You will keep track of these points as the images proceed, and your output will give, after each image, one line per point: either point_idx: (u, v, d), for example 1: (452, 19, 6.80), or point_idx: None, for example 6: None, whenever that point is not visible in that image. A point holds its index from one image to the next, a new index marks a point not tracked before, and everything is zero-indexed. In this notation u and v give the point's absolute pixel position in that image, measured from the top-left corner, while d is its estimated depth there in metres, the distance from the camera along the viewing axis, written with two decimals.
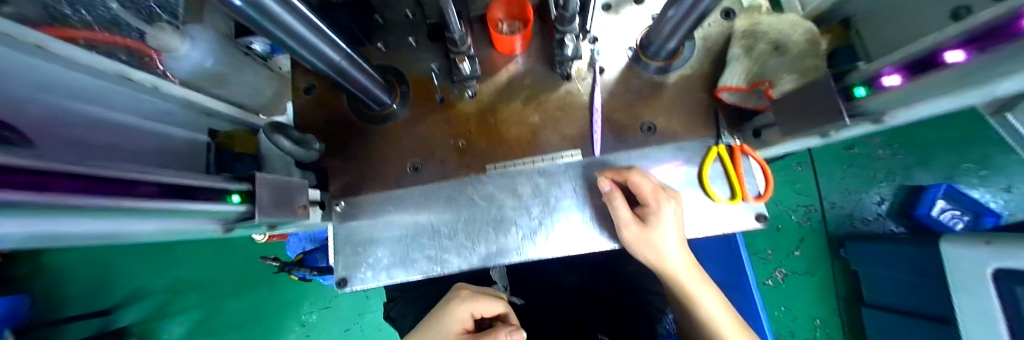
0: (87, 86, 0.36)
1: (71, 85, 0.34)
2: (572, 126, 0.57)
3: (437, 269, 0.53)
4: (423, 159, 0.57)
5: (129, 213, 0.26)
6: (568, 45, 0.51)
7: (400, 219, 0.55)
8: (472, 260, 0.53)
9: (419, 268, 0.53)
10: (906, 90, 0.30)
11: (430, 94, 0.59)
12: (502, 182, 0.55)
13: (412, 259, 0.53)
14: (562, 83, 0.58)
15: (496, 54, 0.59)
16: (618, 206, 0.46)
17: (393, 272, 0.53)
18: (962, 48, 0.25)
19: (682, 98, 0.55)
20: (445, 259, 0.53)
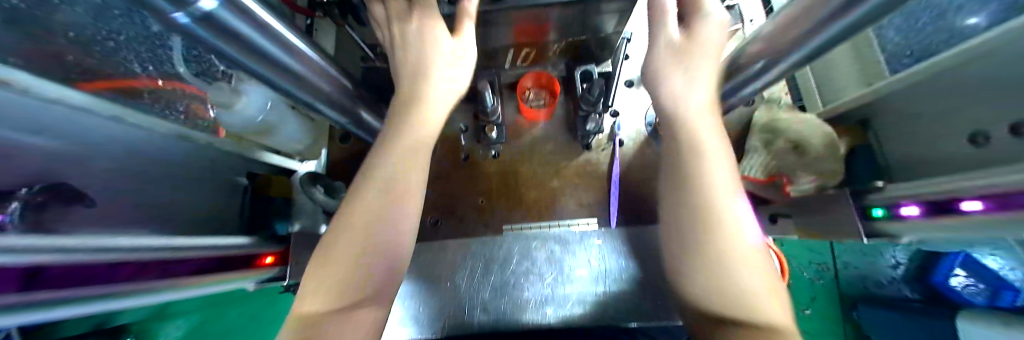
0: (135, 141, 0.39)
1: (117, 140, 0.37)
2: (590, 194, 0.59)
3: (468, 317, 0.51)
4: (444, 214, 0.60)
5: (155, 293, 0.27)
6: (591, 122, 0.55)
7: (433, 264, 0.55)
8: (500, 313, 0.51)
9: (450, 314, 0.52)
10: (930, 224, 0.32)
11: (457, 152, 0.62)
12: (519, 245, 0.55)
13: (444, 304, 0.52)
14: (583, 151, 0.61)
15: (522, 118, 0.63)
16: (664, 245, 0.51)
17: (422, 319, 0.52)
18: (981, 204, 0.27)
19: None
20: (476, 308, 0.52)
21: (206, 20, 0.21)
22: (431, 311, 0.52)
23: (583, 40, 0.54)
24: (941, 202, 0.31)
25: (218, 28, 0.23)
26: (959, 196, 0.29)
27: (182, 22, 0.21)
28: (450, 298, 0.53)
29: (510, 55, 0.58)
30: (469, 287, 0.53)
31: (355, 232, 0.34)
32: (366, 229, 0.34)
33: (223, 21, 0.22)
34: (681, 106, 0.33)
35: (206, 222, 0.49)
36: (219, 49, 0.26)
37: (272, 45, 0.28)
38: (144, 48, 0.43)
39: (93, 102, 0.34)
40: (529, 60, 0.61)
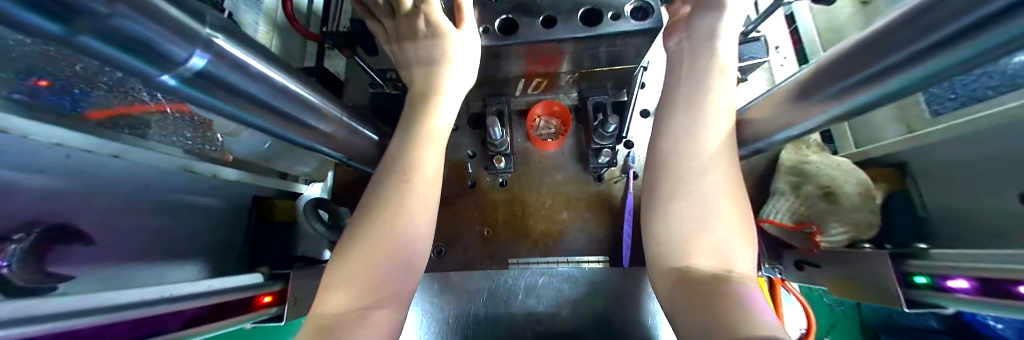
0: (144, 173, 0.39)
1: (125, 174, 0.37)
2: (601, 228, 0.57)
3: None
4: (448, 243, 0.58)
5: None
6: (603, 155, 0.54)
7: (433, 290, 0.54)
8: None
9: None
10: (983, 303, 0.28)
11: (464, 178, 0.61)
12: (523, 279, 0.53)
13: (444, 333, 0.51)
14: (594, 183, 0.58)
15: (532, 146, 0.61)
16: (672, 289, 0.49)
17: None
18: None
19: None
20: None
21: (196, 75, 0.22)
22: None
23: (598, 70, 0.52)
24: (994, 279, 0.28)
25: (212, 85, 0.23)
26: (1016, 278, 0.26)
27: (171, 84, 0.22)
28: (449, 327, 0.52)
29: (522, 84, 0.57)
30: (469, 317, 0.52)
31: (369, 244, 0.36)
32: (393, 241, 0.37)
33: (219, 76, 0.23)
34: (686, 142, 0.37)
35: (209, 247, 0.48)
36: (220, 110, 0.27)
37: (273, 99, 0.28)
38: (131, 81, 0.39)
39: (97, 143, 0.33)
40: (542, 88, 0.59)
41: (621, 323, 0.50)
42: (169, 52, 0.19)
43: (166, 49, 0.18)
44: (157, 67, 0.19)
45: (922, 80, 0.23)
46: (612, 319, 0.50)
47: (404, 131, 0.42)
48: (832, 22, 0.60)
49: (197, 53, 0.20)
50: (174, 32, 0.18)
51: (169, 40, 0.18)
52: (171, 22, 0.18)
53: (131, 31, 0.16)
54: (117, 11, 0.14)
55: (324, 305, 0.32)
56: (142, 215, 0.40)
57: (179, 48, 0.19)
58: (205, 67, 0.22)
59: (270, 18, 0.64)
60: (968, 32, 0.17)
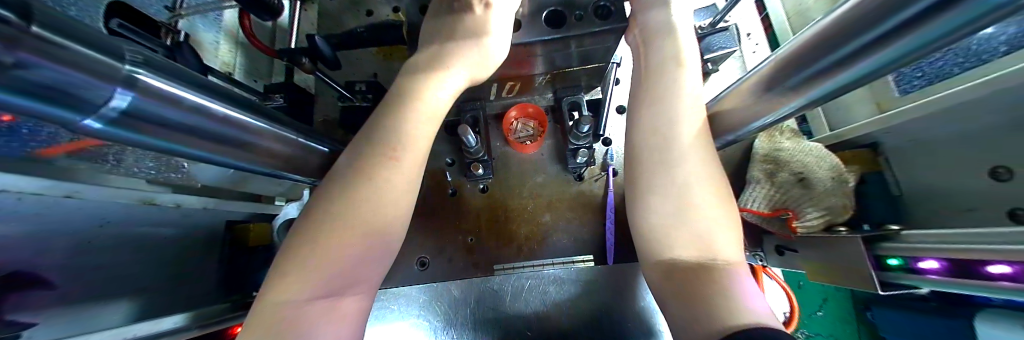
0: (113, 210, 0.38)
1: (90, 212, 0.36)
2: (585, 228, 0.56)
3: None
4: (430, 254, 0.57)
5: None
6: (581, 154, 0.53)
7: (420, 299, 0.53)
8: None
9: None
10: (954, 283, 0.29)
11: (443, 187, 0.60)
12: (510, 282, 0.53)
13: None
14: (575, 183, 0.58)
15: (511, 149, 0.60)
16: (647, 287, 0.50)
17: None
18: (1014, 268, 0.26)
19: None
20: None
21: (122, 114, 0.21)
22: None
23: (571, 70, 0.52)
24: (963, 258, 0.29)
25: (142, 123, 0.22)
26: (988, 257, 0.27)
27: (96, 127, 0.21)
28: (437, 334, 0.51)
29: (495, 88, 0.56)
30: (455, 322, 0.52)
31: (341, 233, 0.31)
32: (372, 227, 0.33)
33: (149, 112, 0.22)
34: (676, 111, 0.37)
35: (184, 277, 0.47)
36: (149, 144, 0.25)
37: (215, 130, 0.27)
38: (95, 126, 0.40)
39: (49, 185, 0.32)
40: (515, 91, 0.58)
41: (606, 322, 0.50)
42: (91, 94, 0.18)
43: (87, 92, 0.17)
44: (78, 111, 0.18)
45: (874, 71, 0.23)
46: (598, 319, 0.50)
47: (387, 109, 0.38)
48: (799, 7, 0.60)
49: (119, 91, 0.19)
50: (94, 76, 0.17)
51: (88, 84, 0.17)
52: (89, 64, 0.16)
53: (41, 76, 0.15)
54: (22, 59, 0.13)
55: (283, 296, 0.28)
56: (105, 252, 0.38)
57: (101, 89, 0.18)
58: (131, 104, 0.20)
59: (231, 35, 0.62)
60: (914, 22, 0.17)
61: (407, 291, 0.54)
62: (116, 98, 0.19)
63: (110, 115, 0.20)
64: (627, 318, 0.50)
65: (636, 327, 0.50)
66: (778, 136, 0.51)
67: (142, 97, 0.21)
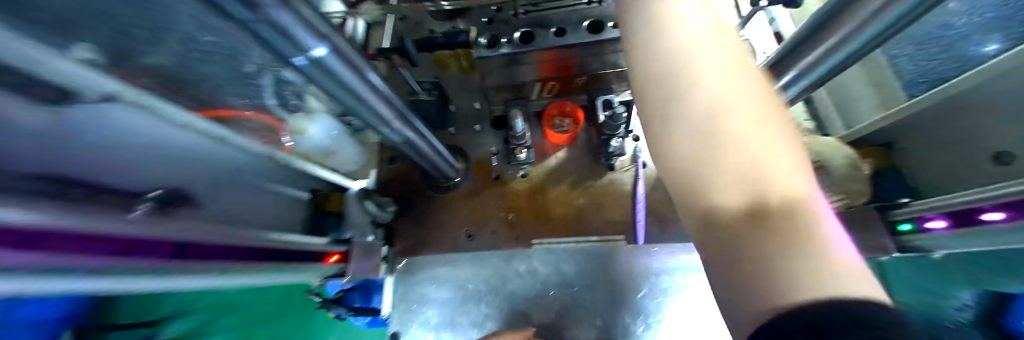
0: (221, 157, 0.48)
1: (206, 155, 0.45)
2: (617, 213, 0.62)
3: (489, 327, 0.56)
4: (476, 228, 0.65)
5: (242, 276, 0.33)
6: (614, 143, 0.60)
7: (455, 280, 0.61)
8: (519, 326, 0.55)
9: (465, 332, 0.57)
10: (958, 236, 0.32)
11: (488, 172, 0.69)
12: (548, 258, 0.59)
13: (462, 322, 0.58)
14: (607, 172, 0.65)
15: (547, 141, 0.69)
16: (675, 273, 0.55)
17: (442, 334, 0.57)
18: (1005, 216, 0.28)
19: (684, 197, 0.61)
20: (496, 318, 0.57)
21: (321, 61, 0.30)
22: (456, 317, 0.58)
23: (604, 73, 0.61)
24: (960, 212, 0.32)
25: (328, 70, 0.32)
26: (980, 206, 0.29)
27: (303, 65, 0.31)
28: (466, 315, 0.58)
29: (537, 87, 0.66)
30: (489, 299, 0.58)
31: None
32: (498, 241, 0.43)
33: (330, 64, 0.31)
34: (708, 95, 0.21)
35: (280, 225, 0.57)
36: (326, 86, 0.36)
37: (365, 93, 0.38)
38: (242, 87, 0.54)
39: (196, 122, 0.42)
40: (554, 91, 0.68)
41: (636, 306, 0.54)
42: (309, 41, 0.27)
43: (307, 39, 0.27)
44: (299, 49, 0.27)
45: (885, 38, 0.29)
46: (629, 301, 0.54)
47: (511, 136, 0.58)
48: None
49: (322, 43, 0.28)
50: (312, 27, 0.26)
51: (305, 32, 0.26)
52: (307, 19, 0.26)
53: (278, 17, 0.23)
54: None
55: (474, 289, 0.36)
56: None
57: (314, 39, 0.27)
58: (322, 56, 0.29)
59: None
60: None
61: (451, 263, 0.62)
62: (317, 48, 0.28)
63: (311, 59, 0.29)
64: (656, 305, 0.53)
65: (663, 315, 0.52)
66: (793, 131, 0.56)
67: (332, 51, 0.30)
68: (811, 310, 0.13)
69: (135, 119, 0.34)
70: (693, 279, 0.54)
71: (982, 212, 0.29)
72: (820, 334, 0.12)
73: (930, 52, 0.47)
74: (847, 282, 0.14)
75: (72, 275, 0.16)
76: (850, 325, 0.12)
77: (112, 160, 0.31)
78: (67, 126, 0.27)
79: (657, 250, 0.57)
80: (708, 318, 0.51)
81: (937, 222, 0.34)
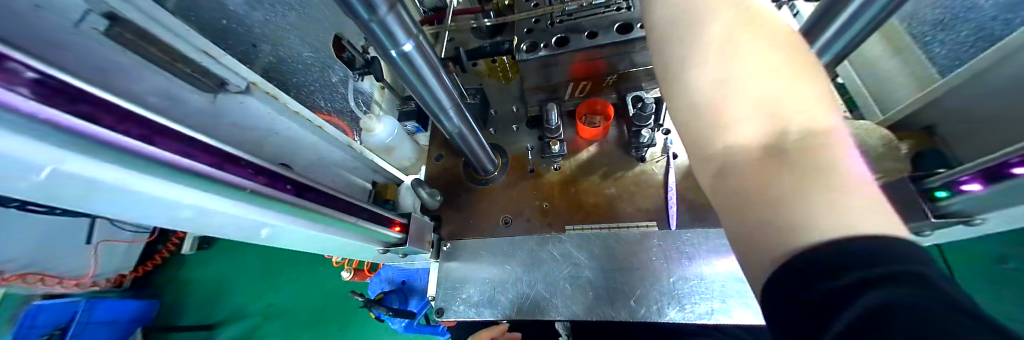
0: (307, 142, 0.60)
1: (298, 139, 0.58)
2: (648, 201, 0.65)
3: (524, 307, 0.59)
4: (513, 215, 0.71)
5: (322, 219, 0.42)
6: (644, 134, 0.65)
7: (490, 262, 0.65)
8: (553, 306, 0.58)
9: (502, 310, 0.60)
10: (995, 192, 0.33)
11: (524, 166, 0.76)
12: (579, 241, 0.62)
13: (498, 300, 0.61)
14: (637, 163, 0.69)
15: (578, 137, 0.76)
16: (711, 257, 0.54)
17: (480, 311, 0.61)
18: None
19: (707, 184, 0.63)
20: (529, 297, 0.60)
21: (406, 55, 0.41)
22: (492, 296, 0.62)
23: (634, 71, 0.68)
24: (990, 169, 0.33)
25: (409, 63, 0.42)
26: (1005, 161, 0.31)
27: (393, 58, 0.41)
28: (503, 294, 0.61)
29: (571, 88, 0.74)
30: (522, 279, 0.62)
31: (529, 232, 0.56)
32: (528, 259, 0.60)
33: (412, 58, 0.42)
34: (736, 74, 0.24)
35: None
36: (404, 79, 0.46)
37: (436, 86, 0.49)
38: (327, 91, 0.70)
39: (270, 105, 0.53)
40: (586, 90, 0.76)
41: (670, 289, 0.54)
42: (400, 38, 0.38)
43: (399, 36, 0.37)
44: (392, 42, 0.38)
45: None
46: (663, 284, 0.55)
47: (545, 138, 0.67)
48: None
49: (410, 41, 0.39)
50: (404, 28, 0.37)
51: (402, 33, 0.37)
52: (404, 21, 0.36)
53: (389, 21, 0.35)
54: None
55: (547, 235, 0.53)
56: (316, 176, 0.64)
57: (405, 38, 0.38)
58: (409, 50, 0.40)
59: None
60: None
61: (487, 245, 0.66)
62: (408, 44, 0.39)
63: (401, 52, 0.40)
64: (692, 288, 0.53)
65: (699, 298, 0.52)
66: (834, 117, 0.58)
67: (416, 46, 0.41)
68: (824, 251, 0.18)
69: (244, 109, 0.48)
70: (729, 263, 0.53)
71: (1010, 166, 0.31)
72: (834, 271, 0.17)
73: (961, 36, 0.49)
74: (866, 223, 0.18)
75: (194, 181, 0.26)
76: (864, 262, 0.17)
77: (218, 131, 0.44)
78: (201, 106, 0.41)
79: (691, 235, 0.57)
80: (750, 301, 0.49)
81: (971, 184, 0.35)
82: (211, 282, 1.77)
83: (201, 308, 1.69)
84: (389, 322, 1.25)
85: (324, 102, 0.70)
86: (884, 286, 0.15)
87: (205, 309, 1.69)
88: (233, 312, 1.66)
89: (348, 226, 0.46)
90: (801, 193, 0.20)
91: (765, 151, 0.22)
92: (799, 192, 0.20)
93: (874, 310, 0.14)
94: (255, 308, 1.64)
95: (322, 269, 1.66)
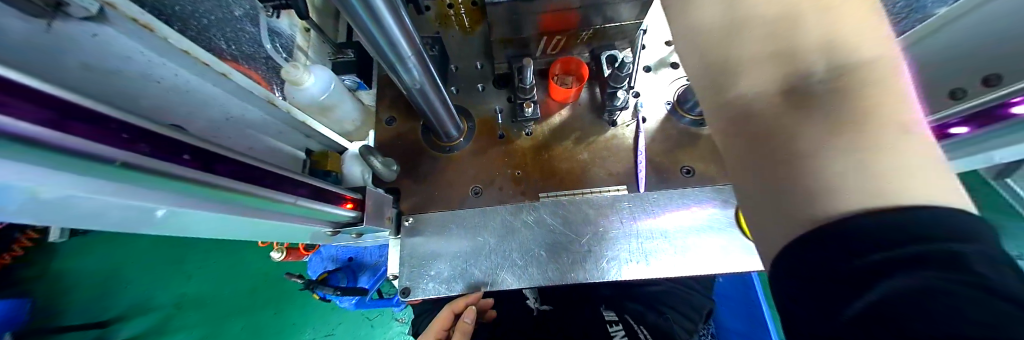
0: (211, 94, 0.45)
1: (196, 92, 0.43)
2: (619, 165, 0.65)
3: (496, 278, 0.57)
4: (482, 184, 0.65)
5: (261, 202, 0.32)
6: (619, 96, 0.63)
7: (458, 236, 0.60)
8: (526, 274, 0.57)
9: (473, 283, 0.57)
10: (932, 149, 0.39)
11: (493, 130, 0.69)
12: (552, 208, 0.60)
13: (468, 273, 0.58)
14: (609, 128, 0.68)
15: (551, 99, 0.70)
16: (671, 217, 0.58)
17: (450, 287, 0.57)
18: (970, 127, 0.35)
19: (671, 149, 0.65)
20: (501, 269, 0.58)
21: None
22: (461, 270, 0.58)
23: (610, 27, 0.63)
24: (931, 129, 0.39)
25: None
26: (947, 122, 0.37)
27: None
28: (474, 268, 0.58)
29: (543, 43, 0.66)
30: (493, 251, 0.59)
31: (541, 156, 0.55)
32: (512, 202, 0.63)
33: None
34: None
35: None
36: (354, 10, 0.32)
37: (396, 30, 0.36)
38: (228, 28, 0.49)
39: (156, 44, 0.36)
40: (559, 47, 0.69)
41: (637, 249, 0.57)
42: None
43: None
44: None
45: None
46: (630, 244, 0.57)
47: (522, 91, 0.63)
48: None
49: None
50: None
51: None
52: None
53: None
54: None
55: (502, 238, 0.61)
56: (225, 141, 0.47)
57: None
58: None
59: (325, 6, 0.75)
60: None
61: (454, 216, 0.61)
62: None
63: None
64: (655, 246, 0.57)
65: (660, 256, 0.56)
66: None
67: None
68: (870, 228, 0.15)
69: (99, 43, 0.31)
70: (688, 220, 0.57)
71: (951, 126, 0.36)
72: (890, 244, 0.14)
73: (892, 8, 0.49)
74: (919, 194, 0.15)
75: (26, 153, 0.14)
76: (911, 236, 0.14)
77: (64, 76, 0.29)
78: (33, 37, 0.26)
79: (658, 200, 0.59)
80: (701, 255, 0.55)
81: None
82: (95, 274, 1.43)
83: (90, 302, 1.39)
84: (337, 301, 1.16)
85: (227, 43, 0.48)
86: (909, 271, 0.14)
87: (90, 307, 1.38)
88: (134, 305, 1.38)
89: (291, 207, 0.36)
90: (821, 148, 0.16)
91: (786, 97, 0.18)
92: (824, 150, 0.16)
93: (905, 299, 0.13)
94: (160, 300, 1.38)
95: (248, 250, 1.44)
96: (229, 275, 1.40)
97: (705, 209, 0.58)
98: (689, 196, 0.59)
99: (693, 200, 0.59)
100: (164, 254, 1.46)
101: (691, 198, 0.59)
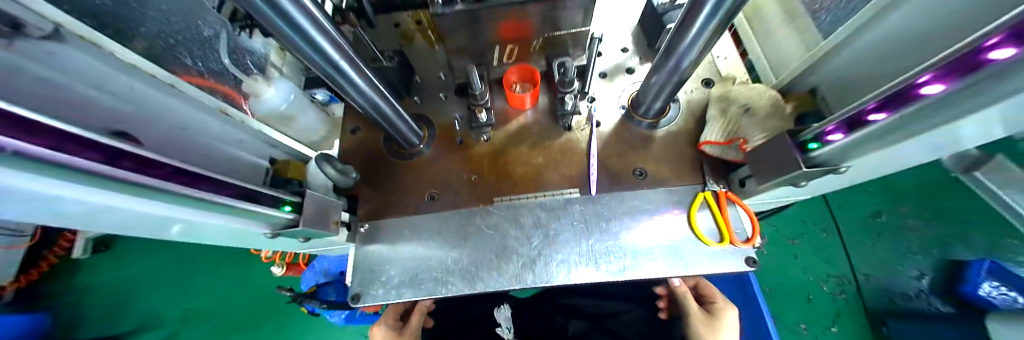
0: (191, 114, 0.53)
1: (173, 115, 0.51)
2: (572, 169, 0.65)
3: (439, 293, 0.56)
4: (439, 190, 0.66)
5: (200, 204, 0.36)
6: (568, 101, 0.63)
7: (414, 242, 0.61)
8: (472, 286, 0.56)
9: (423, 290, 0.57)
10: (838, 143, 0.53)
11: (453, 136, 0.71)
12: (507, 213, 0.61)
13: (418, 281, 0.57)
14: (564, 133, 0.68)
15: (509, 108, 0.72)
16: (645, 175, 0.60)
17: (399, 292, 0.57)
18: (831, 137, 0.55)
19: (622, 136, 0.66)
20: (447, 284, 0.56)
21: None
22: (413, 272, 0.59)
23: (559, 35, 0.64)
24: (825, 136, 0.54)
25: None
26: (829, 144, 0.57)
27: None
28: (425, 274, 0.58)
29: (498, 52, 0.68)
30: (441, 263, 0.58)
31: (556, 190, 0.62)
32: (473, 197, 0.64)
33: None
34: None
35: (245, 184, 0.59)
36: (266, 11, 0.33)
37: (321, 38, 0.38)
38: (197, 48, 0.58)
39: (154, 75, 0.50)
40: (515, 56, 0.70)
41: (584, 251, 0.56)
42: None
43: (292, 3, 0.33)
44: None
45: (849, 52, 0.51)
46: (579, 247, 0.56)
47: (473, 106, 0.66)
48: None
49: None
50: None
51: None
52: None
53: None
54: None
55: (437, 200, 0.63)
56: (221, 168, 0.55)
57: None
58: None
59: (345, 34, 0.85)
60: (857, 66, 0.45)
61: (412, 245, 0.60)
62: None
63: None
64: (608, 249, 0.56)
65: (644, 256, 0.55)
66: (704, 88, 0.68)
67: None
68: None
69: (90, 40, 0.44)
70: (642, 170, 0.62)
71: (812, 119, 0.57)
72: None
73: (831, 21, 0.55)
74: None
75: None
76: None
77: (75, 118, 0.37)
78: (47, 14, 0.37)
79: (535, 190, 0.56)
80: (655, 237, 0.55)
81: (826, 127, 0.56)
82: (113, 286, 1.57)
83: (102, 317, 1.49)
84: (327, 315, 1.14)
85: (195, 61, 0.58)
86: None
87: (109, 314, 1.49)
88: (147, 316, 1.46)
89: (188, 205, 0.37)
90: None
91: None
92: None
93: None
94: (169, 315, 1.45)
95: (251, 265, 1.48)
96: (200, 297, 1.46)
97: (682, 215, 0.56)
98: (667, 197, 0.58)
99: (671, 203, 0.58)
100: (172, 264, 1.57)
101: (667, 200, 0.58)
